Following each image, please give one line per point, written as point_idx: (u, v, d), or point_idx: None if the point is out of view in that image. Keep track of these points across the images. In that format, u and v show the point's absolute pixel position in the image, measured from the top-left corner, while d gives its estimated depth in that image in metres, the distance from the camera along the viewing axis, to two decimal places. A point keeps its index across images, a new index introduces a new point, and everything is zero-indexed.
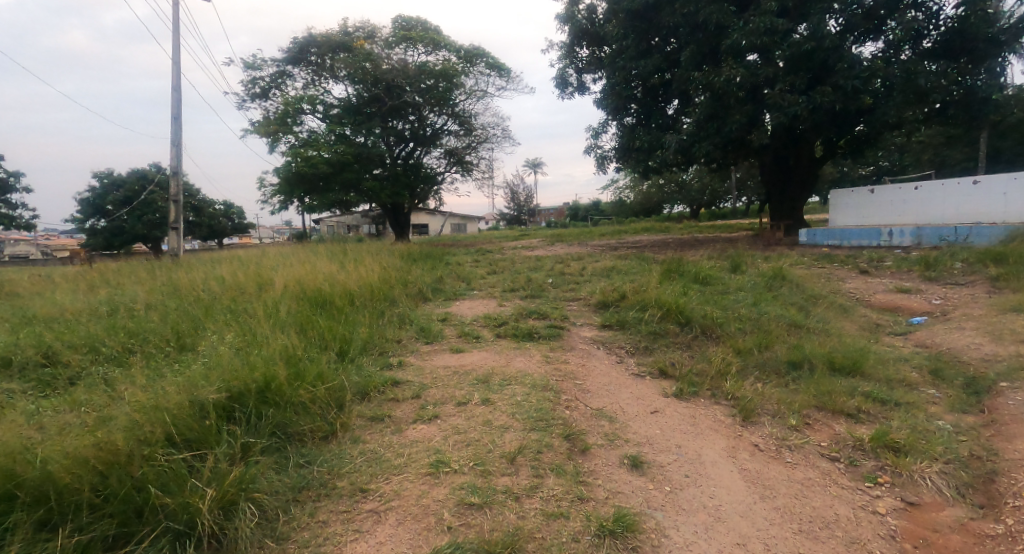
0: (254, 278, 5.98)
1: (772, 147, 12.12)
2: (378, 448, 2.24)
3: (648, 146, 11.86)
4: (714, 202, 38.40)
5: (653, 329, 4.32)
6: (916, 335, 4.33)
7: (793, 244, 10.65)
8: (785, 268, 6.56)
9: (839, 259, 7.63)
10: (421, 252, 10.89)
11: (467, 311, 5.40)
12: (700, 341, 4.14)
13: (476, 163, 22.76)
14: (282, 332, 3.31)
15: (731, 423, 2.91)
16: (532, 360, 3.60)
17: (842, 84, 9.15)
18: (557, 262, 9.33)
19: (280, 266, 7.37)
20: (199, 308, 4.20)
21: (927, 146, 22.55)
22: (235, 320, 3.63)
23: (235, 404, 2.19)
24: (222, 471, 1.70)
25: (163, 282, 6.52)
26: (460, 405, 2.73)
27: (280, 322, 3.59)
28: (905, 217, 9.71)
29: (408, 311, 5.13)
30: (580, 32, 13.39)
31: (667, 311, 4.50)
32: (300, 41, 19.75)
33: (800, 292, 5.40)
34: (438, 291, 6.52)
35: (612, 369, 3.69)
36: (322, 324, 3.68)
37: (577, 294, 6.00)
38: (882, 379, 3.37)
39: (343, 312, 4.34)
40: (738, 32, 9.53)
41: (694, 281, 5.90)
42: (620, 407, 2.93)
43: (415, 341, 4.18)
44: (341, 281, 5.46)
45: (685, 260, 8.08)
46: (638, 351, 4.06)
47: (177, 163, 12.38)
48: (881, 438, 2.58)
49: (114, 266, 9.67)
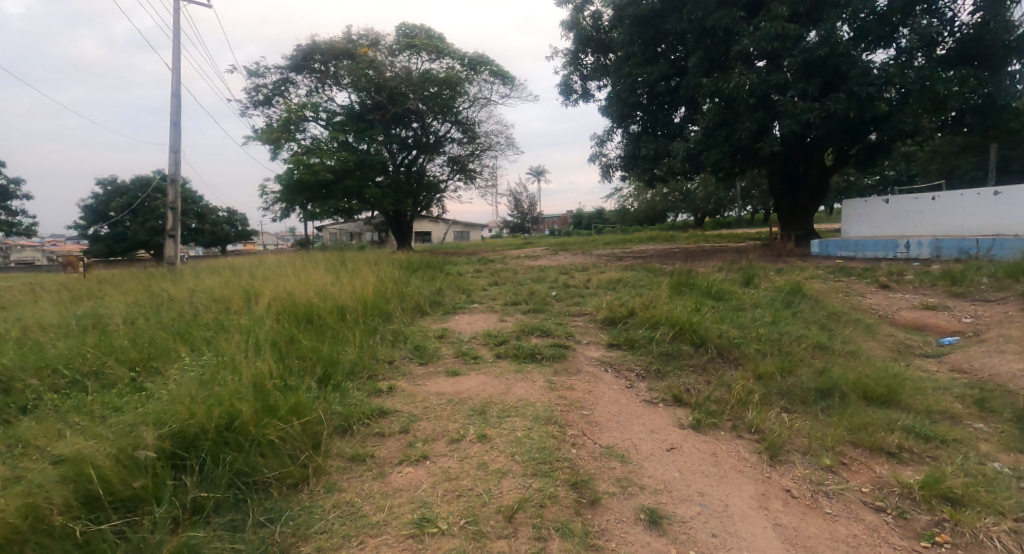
0: (243, 291, 5.72)
1: (782, 156, 11.82)
2: (355, 499, 1.93)
3: (655, 153, 11.60)
4: (719, 211, 38.23)
5: (665, 349, 4.01)
6: (951, 358, 4.00)
7: (805, 255, 10.35)
8: (802, 282, 6.25)
9: (857, 272, 7.29)
10: (421, 261, 10.64)
11: (467, 327, 5.10)
12: (716, 363, 3.82)
13: (479, 171, 22.63)
14: (259, 356, 3.03)
15: (758, 463, 2.59)
16: (534, 386, 3.29)
17: (855, 91, 8.85)
18: (561, 273, 9.07)
19: (274, 276, 7.13)
20: (177, 327, 3.95)
21: (935, 155, 22.24)
22: (211, 344, 3.37)
23: (185, 451, 1.89)
24: (153, 550, 1.39)
25: (151, 294, 6.27)
26: (452, 443, 2.43)
27: (260, 345, 3.35)
28: (922, 228, 9.40)
29: (402, 327, 4.83)
30: (584, 39, 13.22)
31: (680, 329, 4.20)
32: (304, 49, 19.76)
33: (820, 308, 5.07)
34: (437, 304, 6.24)
35: (621, 396, 3.39)
36: (306, 346, 3.42)
37: (582, 308, 5.70)
38: (922, 411, 3.04)
39: (332, 331, 4.08)
40: (748, 38, 9.30)
41: (706, 296, 5.59)
42: (632, 444, 2.61)
43: (408, 362, 3.88)
44: (333, 294, 5.21)
45: (695, 272, 7.79)
46: (650, 375, 3.74)
47: (175, 169, 12.23)
48: (934, 485, 2.25)
49: (108, 274, 9.49)
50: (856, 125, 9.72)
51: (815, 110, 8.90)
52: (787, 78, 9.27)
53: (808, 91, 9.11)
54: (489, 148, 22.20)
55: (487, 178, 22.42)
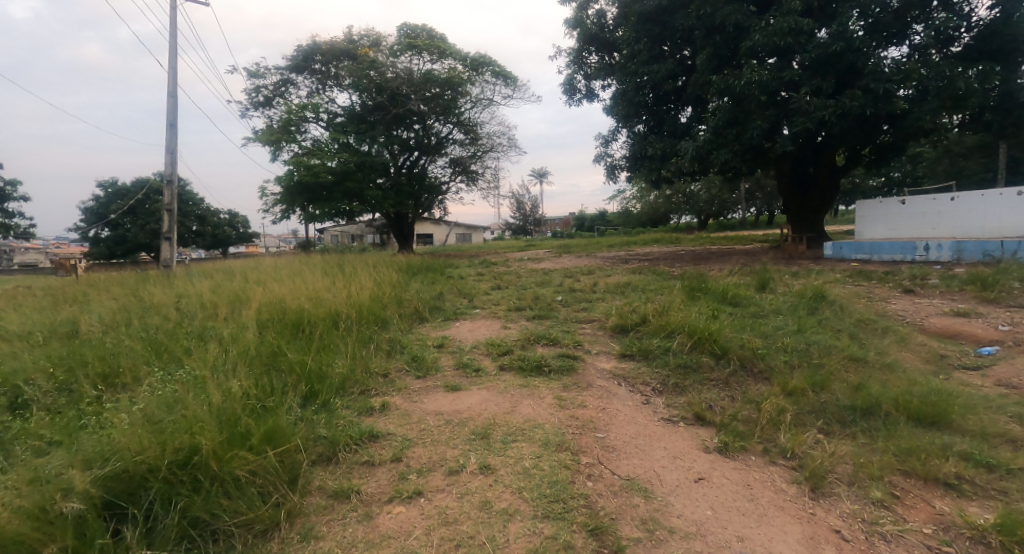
0: (233, 296, 5.45)
1: (792, 156, 11.49)
2: (335, 550, 1.63)
3: (662, 153, 11.31)
4: (722, 213, 37.98)
5: (683, 361, 3.69)
6: (996, 371, 3.66)
7: (817, 257, 10.04)
8: (822, 287, 5.91)
9: (877, 276, 6.96)
10: (421, 264, 10.39)
11: (468, 335, 4.79)
12: (739, 377, 3.50)
13: (481, 172, 22.40)
14: (238, 372, 2.75)
15: (798, 495, 2.27)
16: (542, 403, 2.98)
17: (871, 87, 8.52)
18: (566, 276, 8.78)
19: (268, 280, 6.87)
20: (155, 335, 3.70)
21: (943, 156, 21.87)
22: (187, 357, 3.11)
23: (132, 495, 1.61)
24: None
25: (139, 298, 6.01)
26: (451, 474, 2.12)
27: (240, 359, 3.09)
28: (940, 230, 9.08)
29: (400, 335, 4.54)
30: (588, 38, 12.95)
31: (699, 339, 3.89)
32: (305, 49, 19.55)
33: (845, 315, 4.73)
34: (438, 309, 5.94)
35: (638, 413, 3.09)
36: (292, 359, 3.16)
37: (590, 315, 5.40)
38: (977, 434, 2.72)
39: (323, 341, 3.82)
40: (759, 33, 9.00)
41: (722, 302, 5.26)
42: (655, 474, 2.30)
43: (404, 376, 3.56)
44: (327, 300, 4.94)
45: (705, 275, 7.48)
46: (667, 389, 3.44)
47: (171, 170, 12.00)
48: (1012, 529, 1.93)
49: (100, 277, 9.23)
50: (871, 124, 9.40)
51: (829, 108, 8.58)
52: (800, 75, 8.95)
53: (822, 88, 8.78)
54: (491, 149, 21.97)
55: (489, 179, 22.19)
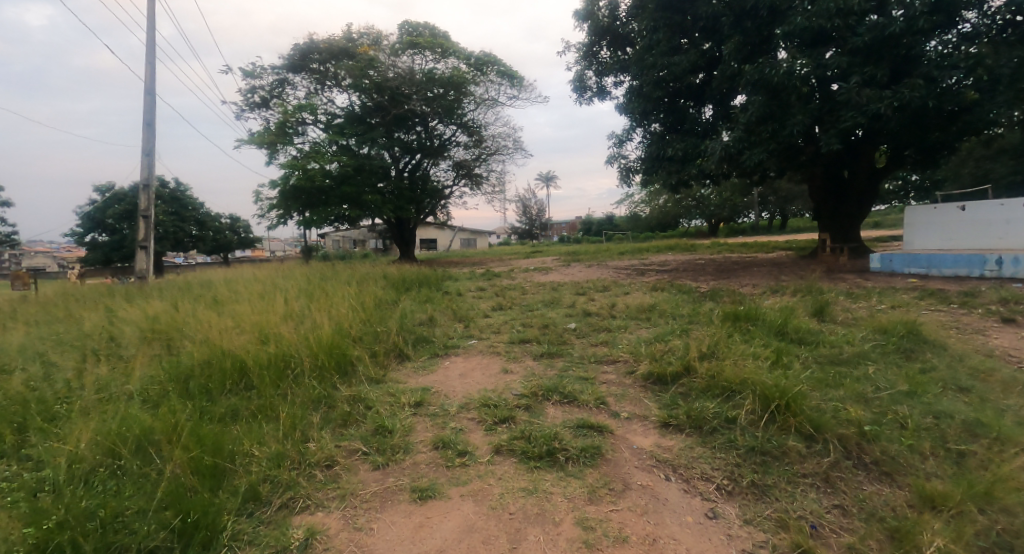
0: (171, 327, 4.42)
1: (829, 158, 10.30)
2: None
3: (683, 154, 10.23)
4: (734, 217, 36.82)
5: (757, 444, 2.56)
6: None
7: (861, 271, 8.95)
8: (897, 316, 4.74)
9: (957, 298, 5.80)
10: (415, 276, 9.35)
11: (457, 385, 3.67)
12: (848, 473, 2.38)
13: (485, 175, 21.46)
14: (69, 507, 1.76)
15: None
16: (556, 542, 1.87)
17: (934, 76, 7.35)
18: (578, 293, 7.72)
19: (231, 301, 5.84)
20: (14, 401, 2.70)
21: (970, 158, 20.56)
22: (31, 456, 2.16)
23: None
24: None
25: (67, 325, 5.02)
26: None
27: (94, 471, 2.10)
28: (1008, 241, 7.83)
29: (367, 386, 3.45)
30: (600, 31, 11.89)
31: (777, 406, 2.76)
32: (301, 47, 18.54)
33: (956, 362, 3.55)
34: (423, 341, 4.85)
35: (704, 546, 1.96)
36: (180, 459, 2.13)
37: (613, 353, 4.26)
38: None
39: (249, 413, 2.77)
40: (799, 16, 7.90)
41: (782, 339, 4.12)
42: None
43: (359, 465, 2.46)
44: (278, 336, 3.89)
45: (741, 296, 6.35)
46: (740, 491, 2.31)
47: (148, 173, 11.01)
48: None
49: (59, 293, 8.26)
50: (927, 118, 8.21)
51: (885, 99, 7.39)
52: (849, 61, 7.78)
53: (876, 76, 7.61)
54: (496, 152, 21.02)
55: (494, 183, 21.25)
